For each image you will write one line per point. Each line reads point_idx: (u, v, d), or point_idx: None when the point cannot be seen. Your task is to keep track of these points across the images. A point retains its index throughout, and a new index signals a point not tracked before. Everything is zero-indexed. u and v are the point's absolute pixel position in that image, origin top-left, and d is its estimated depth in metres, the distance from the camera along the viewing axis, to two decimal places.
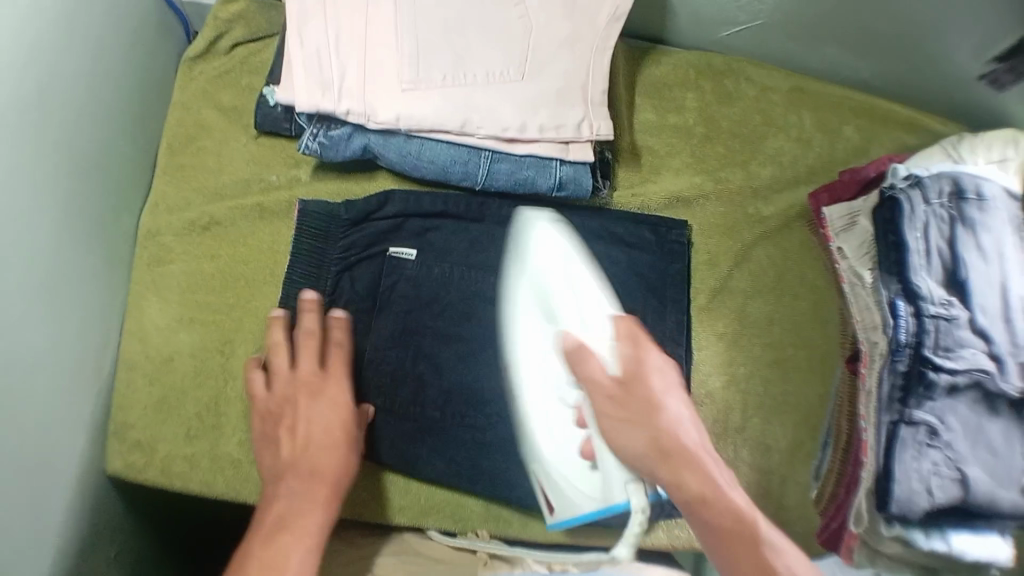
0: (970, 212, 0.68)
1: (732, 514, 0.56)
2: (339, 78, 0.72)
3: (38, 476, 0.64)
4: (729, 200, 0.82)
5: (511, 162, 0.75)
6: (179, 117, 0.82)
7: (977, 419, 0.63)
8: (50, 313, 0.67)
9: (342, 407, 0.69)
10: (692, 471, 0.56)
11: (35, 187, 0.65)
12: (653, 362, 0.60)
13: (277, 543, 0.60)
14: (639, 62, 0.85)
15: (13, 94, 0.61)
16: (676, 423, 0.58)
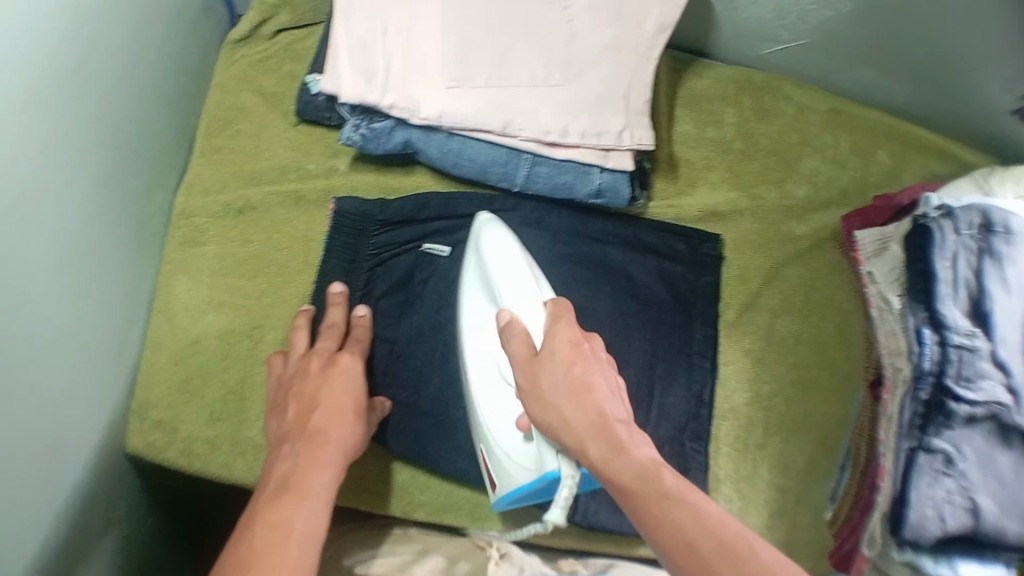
0: (998, 245, 0.66)
1: (640, 474, 0.51)
2: (385, 71, 0.72)
3: (59, 448, 0.64)
4: (762, 216, 0.82)
5: (551, 166, 0.75)
6: (219, 100, 0.83)
7: (991, 450, 0.61)
8: (79, 281, 0.66)
9: (352, 375, 0.67)
10: (591, 425, 0.54)
11: (73, 154, 0.65)
12: (568, 332, 0.58)
13: (284, 492, 0.54)
14: (681, 73, 0.87)
15: (57, 57, 0.61)
16: (588, 386, 0.55)
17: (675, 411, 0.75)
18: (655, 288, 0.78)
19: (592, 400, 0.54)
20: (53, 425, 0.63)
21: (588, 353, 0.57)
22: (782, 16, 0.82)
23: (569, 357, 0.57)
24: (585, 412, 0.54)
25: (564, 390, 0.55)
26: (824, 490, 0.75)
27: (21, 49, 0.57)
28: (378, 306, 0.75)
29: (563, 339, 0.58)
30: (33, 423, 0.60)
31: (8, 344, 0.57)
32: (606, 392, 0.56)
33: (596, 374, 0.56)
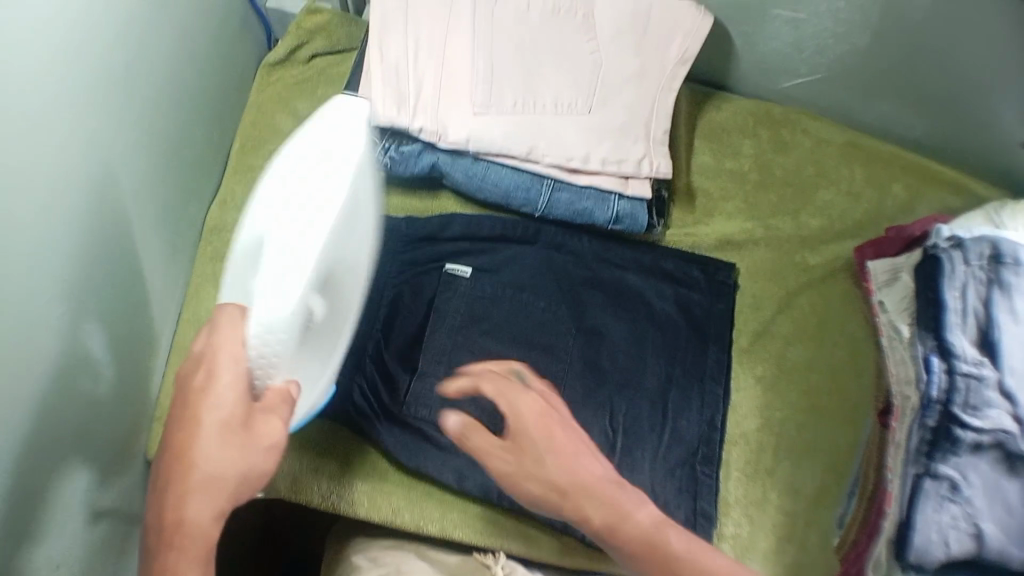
0: (1006, 275, 0.67)
1: (652, 527, 0.55)
2: (416, 96, 0.75)
3: (89, 449, 0.66)
4: (778, 245, 0.84)
5: (571, 192, 0.76)
6: (253, 119, 0.84)
7: (997, 478, 0.62)
8: (118, 287, 0.68)
9: (216, 389, 0.50)
10: (591, 496, 0.55)
11: (115, 160, 0.67)
12: (535, 411, 0.58)
13: (164, 549, 0.48)
14: (701, 107, 0.89)
15: (98, 68, 0.64)
16: (556, 453, 0.56)
17: (688, 433, 0.76)
18: (670, 313, 0.80)
19: (590, 474, 0.56)
20: (88, 423, 0.65)
21: (558, 419, 0.58)
22: (800, 50, 0.84)
23: (538, 423, 0.58)
24: (599, 490, 0.56)
25: (547, 455, 0.56)
26: (832, 515, 0.75)
27: (70, 56, 0.60)
28: (401, 324, 0.77)
29: (528, 415, 0.58)
30: (69, 421, 0.62)
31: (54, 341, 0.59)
32: (582, 454, 0.57)
33: (573, 438, 0.58)
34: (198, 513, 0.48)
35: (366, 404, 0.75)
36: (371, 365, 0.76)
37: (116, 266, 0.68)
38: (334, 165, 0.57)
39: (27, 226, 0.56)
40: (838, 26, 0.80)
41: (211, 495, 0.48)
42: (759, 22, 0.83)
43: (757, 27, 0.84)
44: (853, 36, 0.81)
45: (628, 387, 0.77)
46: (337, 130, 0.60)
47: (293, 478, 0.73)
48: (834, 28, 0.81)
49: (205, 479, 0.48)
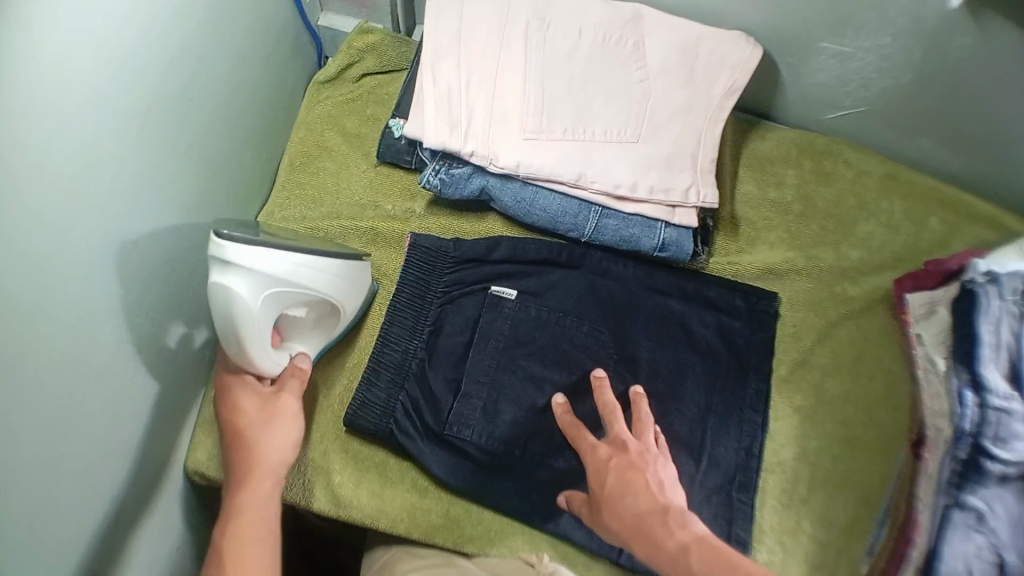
0: None
1: (679, 551, 0.58)
2: (467, 121, 0.75)
3: (113, 453, 0.68)
4: (819, 276, 0.85)
5: (618, 219, 0.77)
6: (303, 136, 0.85)
7: None
8: (149, 293, 0.69)
9: (245, 400, 0.71)
10: (640, 529, 0.61)
11: (163, 172, 0.68)
12: (602, 462, 0.69)
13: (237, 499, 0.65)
14: (745, 135, 0.90)
15: (154, 86, 0.65)
16: (623, 496, 0.65)
17: (724, 460, 0.77)
18: (711, 341, 0.80)
19: (646, 509, 0.63)
20: (106, 430, 0.66)
21: (622, 466, 0.67)
22: (844, 84, 0.85)
23: (610, 472, 0.67)
24: (648, 522, 0.61)
25: (615, 502, 0.65)
26: (863, 544, 0.74)
27: (121, 75, 0.60)
28: (445, 344, 0.78)
29: (597, 468, 0.69)
30: (92, 429, 0.64)
31: (83, 355, 0.61)
32: (646, 492, 0.64)
33: (642, 483, 0.65)
34: (263, 461, 0.67)
35: (408, 425, 0.76)
36: (415, 384, 0.77)
37: (144, 279, 0.68)
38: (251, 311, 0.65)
39: (66, 238, 0.57)
40: (883, 62, 0.81)
41: (269, 451, 0.68)
42: (805, 56, 0.83)
43: (805, 61, 0.84)
44: (898, 72, 0.81)
45: (665, 411, 0.78)
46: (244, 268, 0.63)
47: (331, 486, 0.75)
48: (880, 64, 0.81)
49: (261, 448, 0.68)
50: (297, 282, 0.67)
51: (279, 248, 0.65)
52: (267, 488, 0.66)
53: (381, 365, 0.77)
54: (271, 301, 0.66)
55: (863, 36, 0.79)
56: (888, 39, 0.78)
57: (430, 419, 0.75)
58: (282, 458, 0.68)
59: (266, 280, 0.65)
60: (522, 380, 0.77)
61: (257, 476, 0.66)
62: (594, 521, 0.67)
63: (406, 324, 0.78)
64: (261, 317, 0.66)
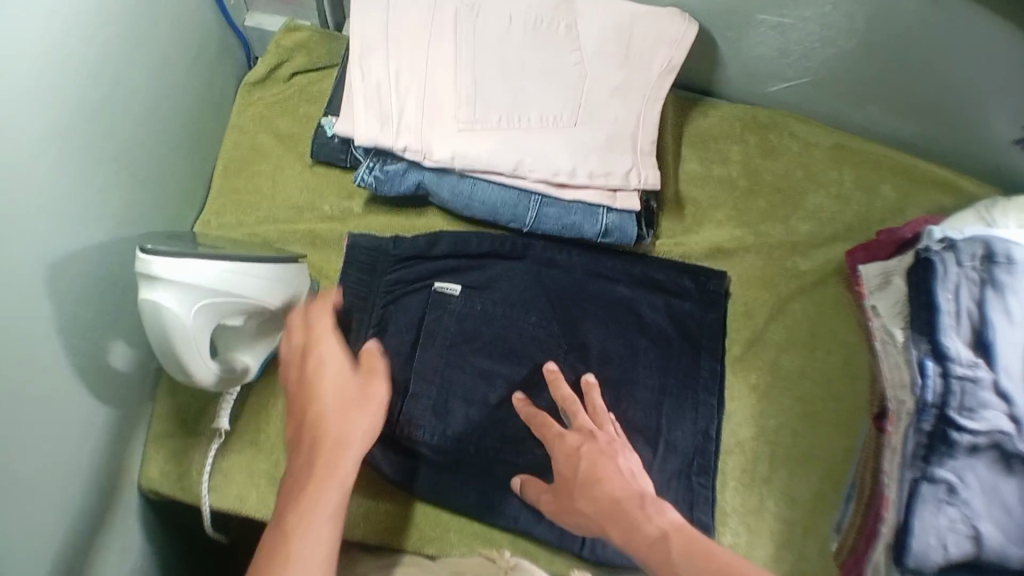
0: (999, 274, 0.68)
1: (660, 537, 0.55)
2: (399, 114, 0.73)
3: (60, 479, 0.66)
4: (768, 252, 0.83)
5: (559, 207, 0.76)
6: (236, 140, 0.83)
7: (994, 479, 0.63)
8: (82, 311, 0.68)
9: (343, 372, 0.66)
10: (613, 516, 0.59)
11: (86, 187, 0.67)
12: (570, 451, 0.66)
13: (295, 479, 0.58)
14: (687, 113, 0.89)
15: (71, 100, 0.63)
16: (593, 481, 0.62)
17: (682, 444, 0.76)
18: (661, 325, 0.79)
19: (621, 499, 0.60)
20: (49, 456, 0.64)
21: (592, 453, 0.65)
22: (786, 55, 0.83)
23: (577, 462, 0.65)
24: (617, 512, 0.59)
25: (583, 490, 0.63)
26: (830, 520, 0.75)
27: (36, 91, 0.59)
28: (390, 344, 0.76)
29: (566, 457, 0.66)
30: (34, 456, 0.62)
31: (17, 383, 0.59)
32: (617, 476, 0.62)
33: (612, 469, 0.63)
34: (341, 441, 0.57)
35: None
36: None
37: (75, 298, 0.66)
38: (188, 323, 0.64)
39: None
40: (824, 31, 0.79)
41: (347, 433, 0.58)
42: (744, 28, 0.82)
43: (744, 33, 0.82)
44: (842, 40, 0.79)
45: (620, 398, 0.77)
46: (174, 281, 0.63)
47: None
48: (822, 32, 0.79)
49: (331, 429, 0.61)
50: (231, 288, 0.66)
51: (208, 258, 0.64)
52: (349, 469, 0.57)
53: None
54: (208, 310, 0.65)
55: (802, 6, 0.77)
56: (830, 7, 0.77)
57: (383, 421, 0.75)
58: (362, 444, 0.58)
59: (197, 292, 0.64)
60: (473, 376, 0.76)
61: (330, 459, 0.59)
62: (561, 513, 0.65)
63: (350, 328, 0.77)
64: (197, 331, 0.65)
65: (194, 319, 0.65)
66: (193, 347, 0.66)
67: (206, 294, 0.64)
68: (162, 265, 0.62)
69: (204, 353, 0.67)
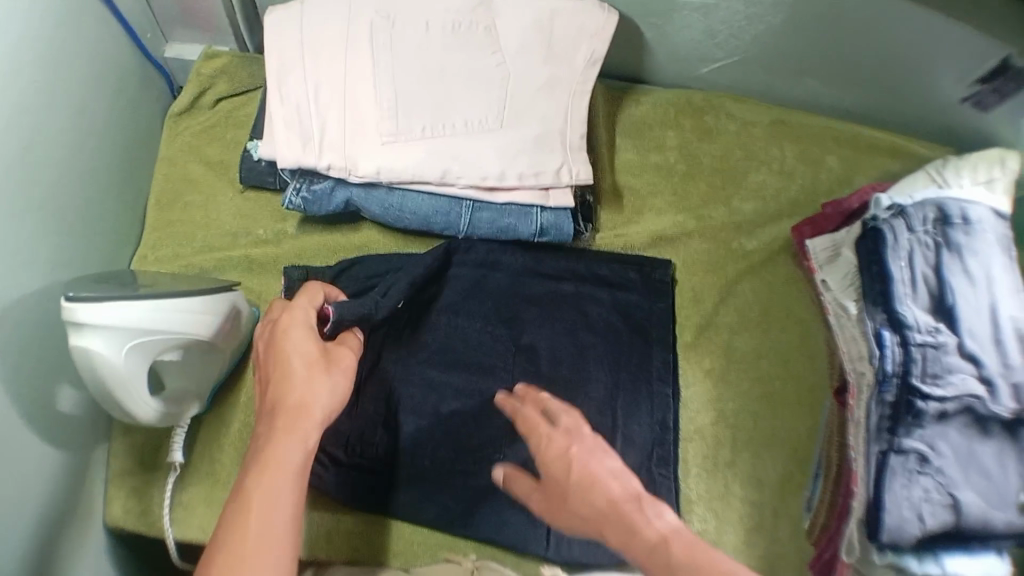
0: (955, 236, 0.68)
1: (658, 542, 0.53)
2: (320, 134, 0.73)
3: (16, 531, 0.66)
4: (713, 235, 0.82)
5: (492, 211, 0.75)
6: (168, 173, 0.82)
7: (969, 444, 0.62)
8: (24, 361, 0.68)
9: (297, 332, 0.62)
10: (614, 517, 0.56)
11: (12, 235, 0.66)
12: (559, 453, 0.60)
13: (265, 447, 0.56)
14: (618, 103, 0.87)
15: None
16: (588, 481, 0.58)
17: (640, 437, 0.75)
18: (610, 318, 0.79)
19: (619, 508, 0.56)
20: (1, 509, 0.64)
21: (584, 455, 0.60)
22: (713, 36, 0.82)
23: (564, 463, 0.60)
24: (614, 513, 0.56)
25: (576, 494, 0.58)
26: (801, 500, 0.75)
27: None
28: None
29: (554, 458, 0.60)
30: None
31: None
32: (610, 477, 0.58)
33: (603, 467, 0.59)
34: (308, 406, 0.58)
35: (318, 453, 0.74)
36: None
37: (14, 349, 0.66)
38: (117, 363, 0.66)
39: None
40: (749, 8, 0.78)
41: (316, 397, 0.59)
42: (667, 13, 0.81)
43: (668, 18, 0.81)
44: (769, 16, 0.78)
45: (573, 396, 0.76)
46: (99, 324, 0.64)
47: None
48: (747, 10, 0.78)
49: (297, 398, 0.58)
50: (157, 325, 0.67)
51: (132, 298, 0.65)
52: (306, 435, 0.57)
53: None
54: (137, 348, 0.66)
55: None
56: None
57: (333, 439, 0.75)
58: (332, 404, 0.60)
59: (124, 332, 0.65)
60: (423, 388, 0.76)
61: (297, 425, 0.57)
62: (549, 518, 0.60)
63: None
64: (129, 368, 0.67)
65: (124, 358, 0.66)
66: (126, 385, 0.67)
67: (132, 333, 0.65)
68: (87, 311, 0.63)
69: (140, 390, 0.69)
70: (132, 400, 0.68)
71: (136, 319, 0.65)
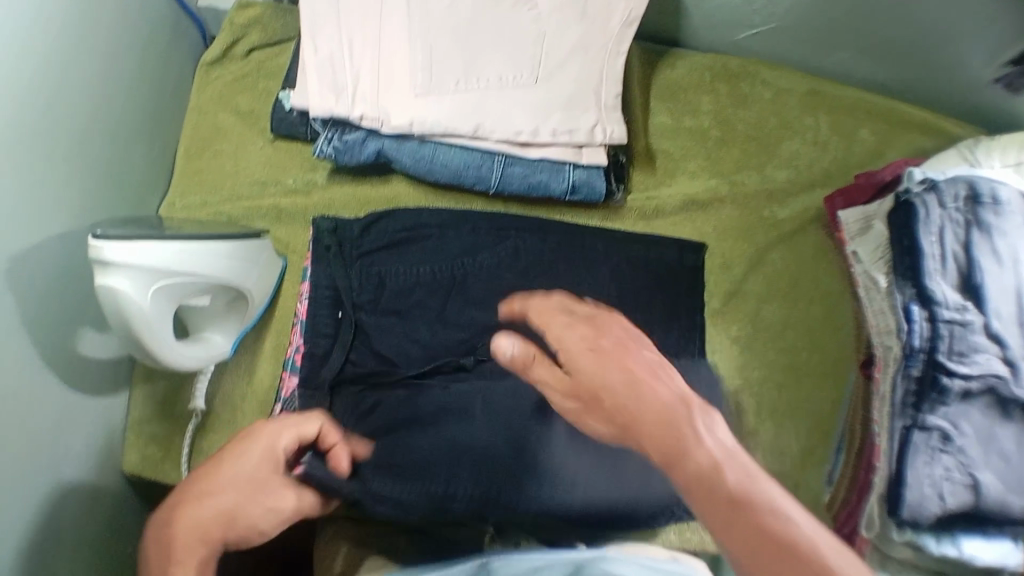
0: (985, 215, 0.67)
1: (710, 468, 0.45)
2: (353, 85, 0.73)
3: (47, 466, 0.67)
4: (744, 202, 0.82)
5: (524, 166, 0.75)
6: (197, 121, 0.84)
7: (991, 425, 0.62)
8: (60, 297, 0.69)
9: (250, 444, 0.58)
10: (667, 431, 0.47)
11: (49, 170, 0.67)
12: (586, 346, 0.53)
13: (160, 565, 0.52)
14: (654, 66, 0.87)
15: (25, 86, 0.63)
16: (633, 381, 0.50)
17: None
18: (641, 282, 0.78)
19: (665, 408, 0.48)
20: (33, 447, 0.65)
21: (616, 348, 0.52)
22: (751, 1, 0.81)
23: (602, 358, 0.52)
24: (662, 424, 0.47)
25: (622, 393, 0.49)
26: (821, 473, 0.75)
27: None
28: (371, 321, 0.76)
29: (593, 356, 0.52)
30: (19, 448, 0.63)
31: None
32: (653, 376, 0.51)
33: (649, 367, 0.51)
34: (170, 547, 0.52)
35: (347, 399, 0.73)
36: (339, 358, 0.74)
37: (50, 284, 0.67)
38: (144, 304, 0.65)
39: None
40: None
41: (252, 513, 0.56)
42: None
43: None
44: None
45: None
46: (126, 263, 0.63)
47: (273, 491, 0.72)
48: None
49: (180, 534, 0.53)
50: (181, 265, 0.66)
51: (155, 238, 0.65)
52: (180, 568, 0.52)
53: (317, 345, 0.75)
54: (162, 288, 0.66)
55: None
56: None
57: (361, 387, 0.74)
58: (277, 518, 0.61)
59: (151, 273, 0.64)
60: (425, 486, 0.65)
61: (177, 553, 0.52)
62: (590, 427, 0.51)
63: (325, 305, 0.76)
64: (156, 310, 0.66)
65: (150, 298, 0.65)
66: (153, 328, 0.66)
67: (157, 272, 0.65)
68: (112, 250, 0.62)
69: (166, 334, 0.67)
70: (159, 345, 0.67)
71: (161, 258, 0.65)
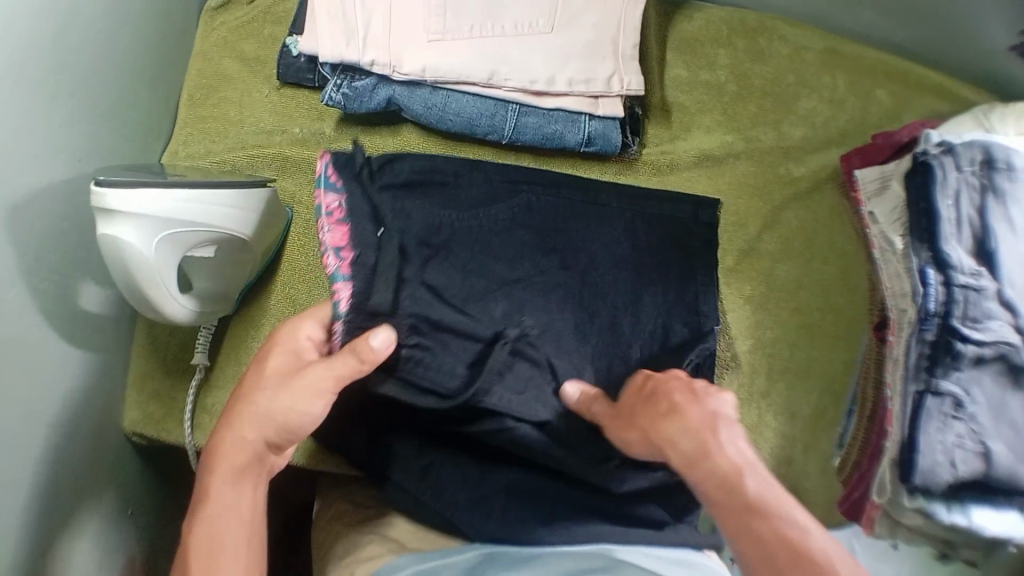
0: (1001, 182, 0.61)
1: (732, 472, 0.45)
2: (365, 27, 0.71)
3: (62, 418, 0.66)
4: (759, 158, 0.81)
5: (539, 116, 0.74)
6: (201, 68, 0.83)
7: (1003, 394, 0.58)
8: (73, 243, 0.68)
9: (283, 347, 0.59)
10: (686, 439, 0.48)
11: (58, 109, 0.65)
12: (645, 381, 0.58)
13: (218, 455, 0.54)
14: (670, 17, 0.84)
15: (37, 21, 0.61)
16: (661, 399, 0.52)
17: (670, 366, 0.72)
18: (656, 240, 0.77)
19: (691, 431, 0.48)
20: (47, 400, 0.64)
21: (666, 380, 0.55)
22: None
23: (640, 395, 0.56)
24: (685, 437, 0.48)
25: (653, 414, 0.52)
26: (832, 436, 0.75)
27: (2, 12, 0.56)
28: (413, 254, 0.66)
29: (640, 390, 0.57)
30: (38, 401, 0.63)
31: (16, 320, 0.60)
32: (688, 394, 0.51)
33: (683, 391, 0.52)
34: (239, 428, 0.54)
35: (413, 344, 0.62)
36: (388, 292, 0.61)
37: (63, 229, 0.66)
38: (149, 254, 0.63)
39: None
40: None
41: (294, 405, 0.55)
42: None
43: None
44: None
45: (619, 317, 0.73)
46: (131, 212, 0.61)
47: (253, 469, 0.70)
48: None
49: (240, 416, 0.55)
50: (187, 213, 0.64)
51: (161, 185, 0.62)
52: (238, 455, 0.53)
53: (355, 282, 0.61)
54: (167, 238, 0.64)
55: None
56: None
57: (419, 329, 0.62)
58: (300, 420, 0.55)
59: (155, 224, 0.62)
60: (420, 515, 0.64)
61: (234, 443, 0.54)
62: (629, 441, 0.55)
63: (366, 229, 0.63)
64: (160, 260, 0.64)
65: (155, 247, 0.63)
66: (158, 279, 0.65)
67: (162, 221, 0.63)
68: (117, 199, 0.60)
69: (171, 285, 0.66)
70: (163, 297, 0.66)
71: (166, 206, 0.62)
